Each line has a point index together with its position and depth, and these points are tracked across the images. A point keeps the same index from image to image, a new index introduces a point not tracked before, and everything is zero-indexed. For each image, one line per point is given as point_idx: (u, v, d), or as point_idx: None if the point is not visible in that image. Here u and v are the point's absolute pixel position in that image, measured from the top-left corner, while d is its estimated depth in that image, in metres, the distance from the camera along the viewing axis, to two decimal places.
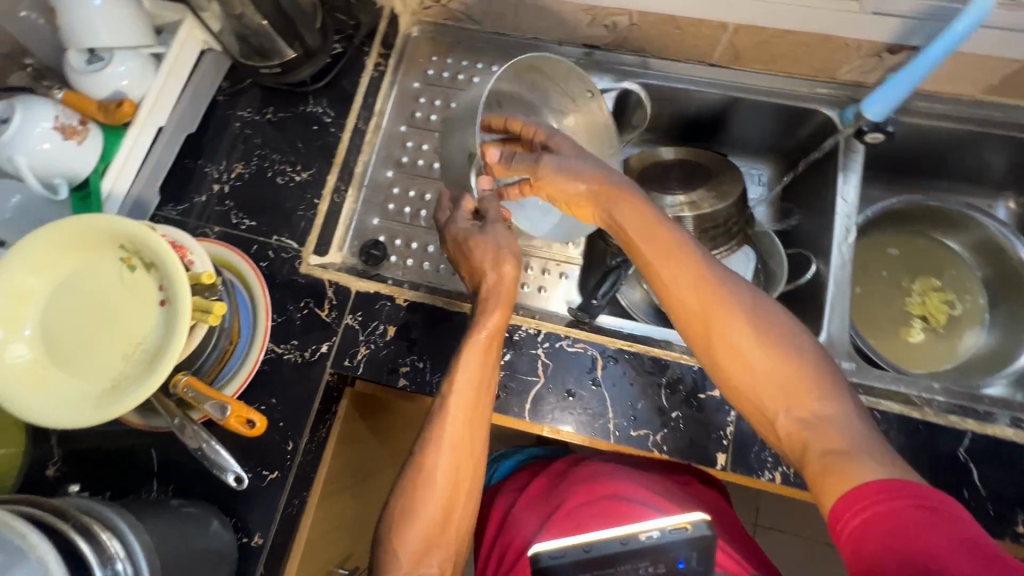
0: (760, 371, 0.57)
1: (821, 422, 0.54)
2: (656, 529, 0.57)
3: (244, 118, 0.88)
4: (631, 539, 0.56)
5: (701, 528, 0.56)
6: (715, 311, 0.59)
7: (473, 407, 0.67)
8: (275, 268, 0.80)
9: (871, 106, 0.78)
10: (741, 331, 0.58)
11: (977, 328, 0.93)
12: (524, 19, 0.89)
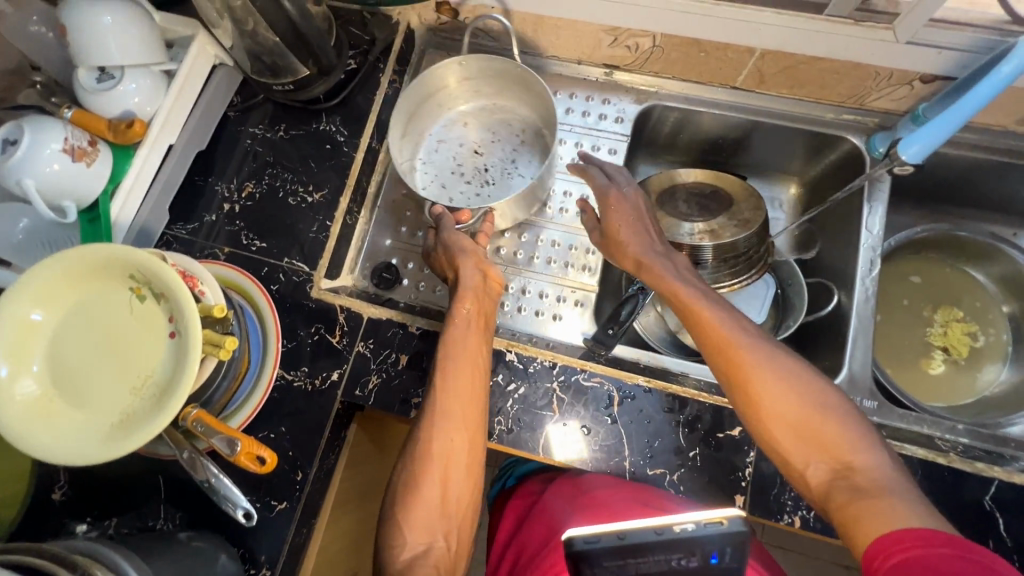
0: (794, 420, 0.58)
1: (854, 470, 0.55)
2: (691, 521, 0.49)
3: (255, 135, 0.86)
4: (665, 531, 0.49)
5: (738, 523, 0.48)
6: (750, 362, 0.61)
7: (465, 381, 0.67)
8: (286, 292, 0.78)
9: (909, 146, 0.74)
10: (774, 381, 0.60)
11: (1000, 361, 0.91)
12: (543, 38, 0.86)
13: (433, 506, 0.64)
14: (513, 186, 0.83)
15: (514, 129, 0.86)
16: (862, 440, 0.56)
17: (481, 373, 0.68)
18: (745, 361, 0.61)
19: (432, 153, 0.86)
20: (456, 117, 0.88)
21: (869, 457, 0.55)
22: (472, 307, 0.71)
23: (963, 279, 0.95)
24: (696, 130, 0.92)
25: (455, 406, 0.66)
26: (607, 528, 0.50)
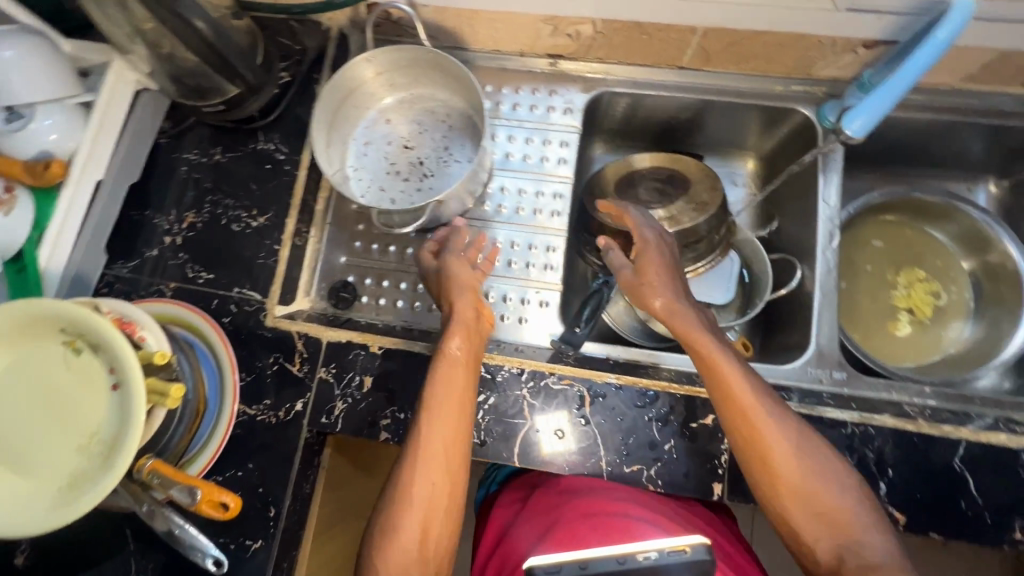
0: (807, 493, 0.59)
1: (860, 549, 0.56)
2: (654, 549, 0.51)
3: (190, 161, 0.82)
4: (628, 559, 0.50)
5: (701, 552, 0.50)
6: (771, 436, 0.60)
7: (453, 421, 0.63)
8: (240, 324, 0.75)
9: (854, 121, 0.74)
10: (791, 453, 0.59)
11: (963, 316, 0.92)
12: (482, 32, 0.83)
13: (410, 553, 0.60)
14: (452, 174, 0.83)
15: (439, 114, 0.85)
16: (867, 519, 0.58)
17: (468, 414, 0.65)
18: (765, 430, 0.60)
19: (361, 158, 0.84)
20: (376, 115, 0.85)
21: (873, 537, 0.57)
22: (462, 345, 0.66)
23: (923, 239, 0.96)
24: (648, 114, 0.90)
25: (440, 451, 0.62)
26: (570, 557, 0.51)
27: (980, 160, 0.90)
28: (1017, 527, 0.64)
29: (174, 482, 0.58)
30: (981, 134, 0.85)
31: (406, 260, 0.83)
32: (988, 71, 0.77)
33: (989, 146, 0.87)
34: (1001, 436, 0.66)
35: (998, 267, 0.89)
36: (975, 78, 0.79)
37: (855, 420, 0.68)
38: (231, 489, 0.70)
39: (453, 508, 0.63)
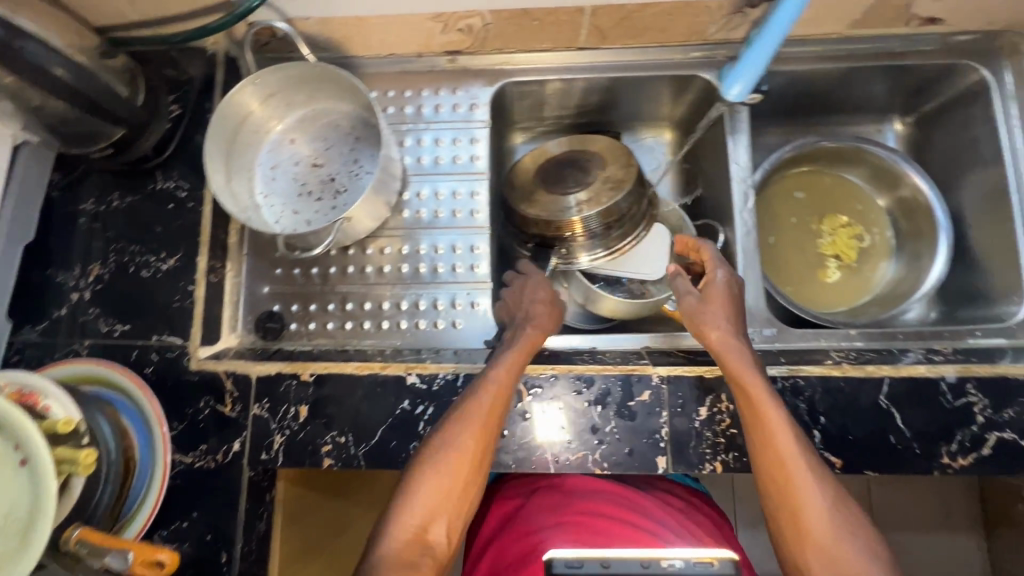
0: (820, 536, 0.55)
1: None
2: (680, 557, 0.43)
3: (87, 211, 0.78)
4: (652, 564, 0.43)
5: (729, 567, 0.43)
6: (799, 470, 0.58)
7: (487, 419, 0.63)
8: (163, 372, 0.73)
9: (731, 86, 0.78)
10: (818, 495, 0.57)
11: (886, 254, 0.95)
12: (373, 38, 0.81)
13: (418, 528, 0.58)
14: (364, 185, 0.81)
15: (343, 127, 0.83)
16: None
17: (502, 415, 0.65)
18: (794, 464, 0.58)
19: (270, 184, 0.82)
20: (279, 137, 0.83)
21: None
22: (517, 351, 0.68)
23: (841, 185, 0.98)
24: (557, 98, 0.89)
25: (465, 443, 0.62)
26: (592, 552, 0.44)
27: (882, 101, 0.92)
28: (944, 452, 0.66)
29: (108, 549, 0.55)
30: (876, 77, 0.87)
31: (331, 280, 0.82)
32: (872, 15, 0.78)
33: (888, 86, 0.89)
34: (920, 368, 0.69)
35: (909, 201, 0.92)
36: (861, 23, 0.80)
37: (784, 374, 0.69)
38: (178, 541, 0.69)
39: (457, 512, 0.60)
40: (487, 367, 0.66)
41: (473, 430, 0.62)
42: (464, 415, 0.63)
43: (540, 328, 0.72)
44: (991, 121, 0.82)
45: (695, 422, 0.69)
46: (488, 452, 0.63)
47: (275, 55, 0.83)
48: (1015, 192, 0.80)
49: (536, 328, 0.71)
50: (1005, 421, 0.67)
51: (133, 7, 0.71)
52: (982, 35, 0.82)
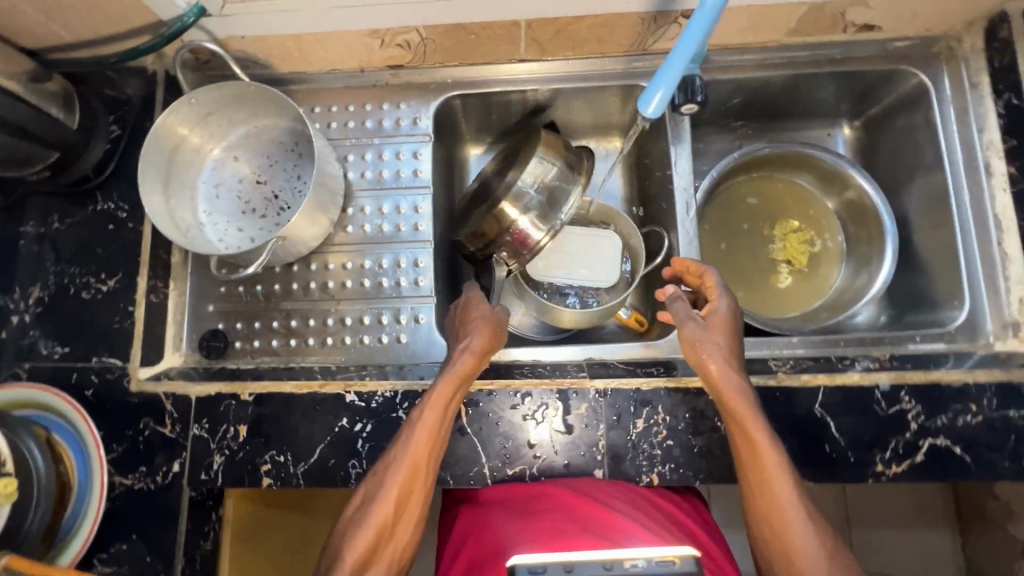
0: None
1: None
2: (643, 557, 0.46)
3: (26, 233, 0.78)
4: (615, 565, 0.45)
5: (690, 563, 0.45)
6: (787, 511, 0.57)
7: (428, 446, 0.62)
8: (104, 393, 0.73)
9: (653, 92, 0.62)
10: (810, 538, 0.56)
11: (835, 258, 0.95)
12: (312, 54, 0.81)
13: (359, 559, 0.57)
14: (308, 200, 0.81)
15: (287, 143, 0.83)
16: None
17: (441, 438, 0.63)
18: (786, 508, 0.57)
19: (213, 202, 0.81)
20: (221, 154, 0.82)
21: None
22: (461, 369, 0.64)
23: (790, 189, 0.98)
24: (503, 109, 0.89)
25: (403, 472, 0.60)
26: (556, 559, 0.47)
27: (828, 107, 0.93)
28: (877, 460, 0.67)
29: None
30: (819, 83, 0.87)
31: (275, 297, 0.82)
32: (808, 23, 0.79)
33: (835, 91, 0.89)
34: (855, 376, 0.69)
35: (855, 204, 0.92)
36: (799, 31, 0.81)
37: None
38: (118, 564, 0.69)
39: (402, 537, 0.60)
40: (428, 390, 0.63)
41: (402, 475, 0.60)
42: (395, 461, 0.61)
43: (483, 340, 0.67)
44: (931, 126, 0.82)
45: (631, 434, 0.69)
46: (421, 497, 0.61)
47: (217, 73, 0.83)
48: (954, 197, 0.80)
49: (473, 350, 0.66)
50: (937, 427, 0.67)
51: (66, 29, 0.71)
52: (920, 41, 0.82)
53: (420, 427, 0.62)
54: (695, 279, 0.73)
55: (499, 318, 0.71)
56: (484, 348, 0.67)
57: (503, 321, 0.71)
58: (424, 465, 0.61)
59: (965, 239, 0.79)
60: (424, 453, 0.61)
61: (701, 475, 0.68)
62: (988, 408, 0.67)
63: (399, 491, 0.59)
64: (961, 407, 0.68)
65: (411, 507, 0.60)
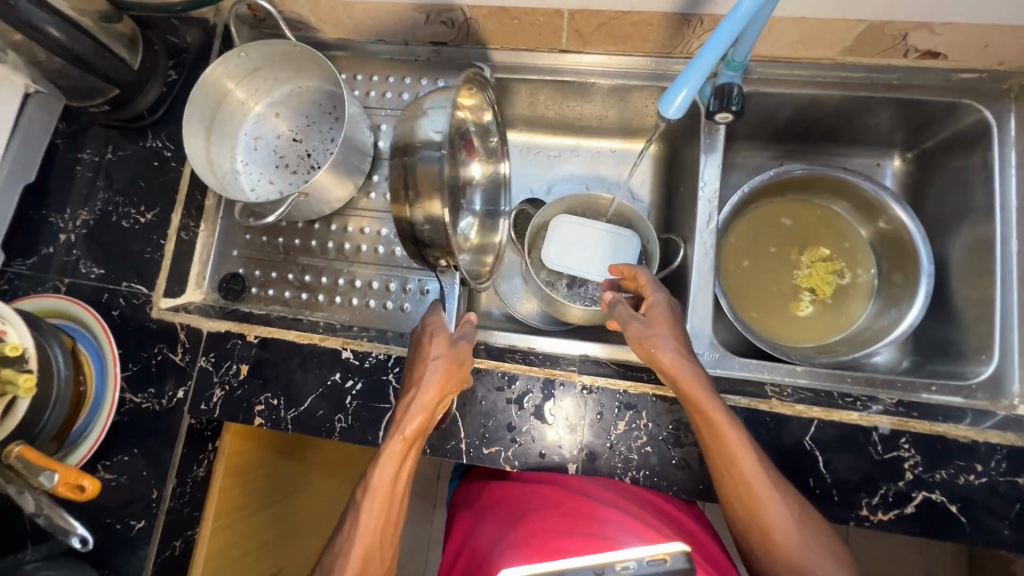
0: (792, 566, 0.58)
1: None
2: (633, 558, 0.46)
3: (84, 160, 0.84)
4: (605, 570, 0.46)
5: (679, 561, 0.46)
6: (785, 538, 0.58)
7: (384, 511, 0.60)
8: (127, 315, 0.79)
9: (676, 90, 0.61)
10: (791, 525, 0.58)
11: (864, 293, 0.90)
12: (361, 23, 0.83)
13: None
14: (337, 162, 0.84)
15: (326, 106, 0.86)
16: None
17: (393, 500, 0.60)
18: (765, 502, 0.58)
19: (251, 153, 0.86)
20: (265, 109, 0.86)
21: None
22: (405, 433, 0.60)
23: (825, 216, 0.93)
24: (538, 97, 0.89)
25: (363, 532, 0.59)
26: (545, 568, 0.48)
27: (880, 134, 0.88)
28: (863, 504, 0.64)
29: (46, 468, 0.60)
30: (872, 107, 0.82)
31: (294, 251, 0.86)
32: (864, 43, 0.75)
33: (890, 118, 0.84)
34: (854, 415, 0.66)
35: (892, 238, 0.87)
36: (855, 51, 0.77)
37: None
38: (118, 473, 0.75)
39: None
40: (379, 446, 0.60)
41: (359, 553, 0.58)
42: (349, 537, 0.58)
43: (429, 397, 0.61)
44: (987, 167, 0.77)
45: (611, 435, 0.69)
46: (380, 566, 0.60)
47: (272, 32, 0.87)
48: (999, 246, 0.75)
49: (422, 406, 0.61)
50: (934, 481, 0.64)
51: None
52: (990, 74, 0.76)
53: (367, 504, 0.59)
54: (633, 282, 0.74)
55: (459, 362, 0.64)
56: (435, 402, 0.62)
57: (463, 365, 0.64)
58: (379, 537, 0.60)
59: (1004, 292, 0.74)
60: (376, 524, 0.59)
61: (675, 487, 0.67)
62: (995, 472, 0.63)
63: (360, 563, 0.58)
64: (966, 465, 0.64)
65: (376, 569, 0.60)
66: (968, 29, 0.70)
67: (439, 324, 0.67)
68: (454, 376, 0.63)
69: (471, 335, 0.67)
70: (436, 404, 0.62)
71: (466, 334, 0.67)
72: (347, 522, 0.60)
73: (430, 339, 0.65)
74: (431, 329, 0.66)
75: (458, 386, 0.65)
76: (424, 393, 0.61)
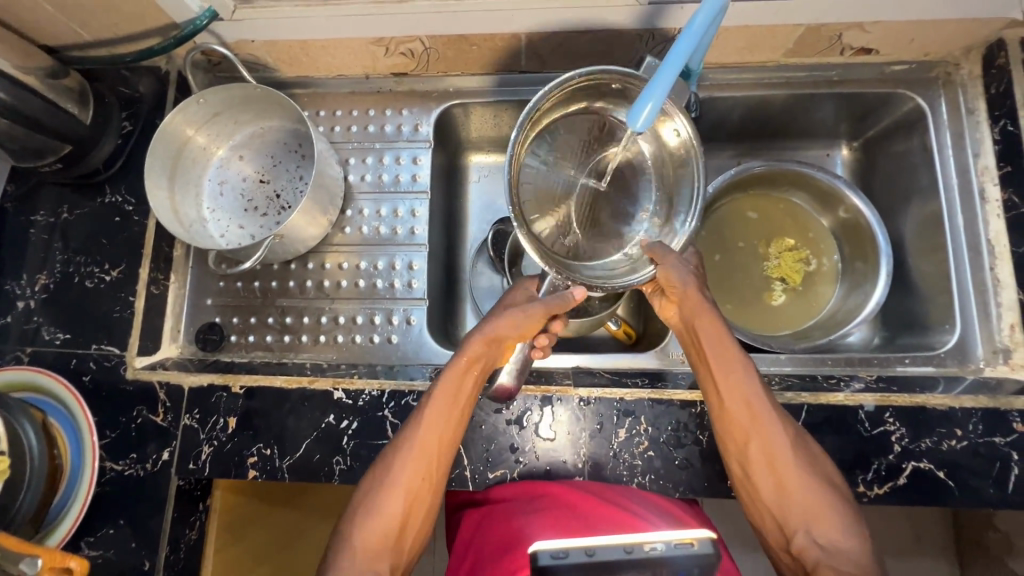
0: (789, 493, 0.61)
1: (835, 548, 0.58)
2: (661, 540, 0.47)
3: (37, 222, 0.80)
4: (635, 549, 0.45)
5: (706, 545, 0.46)
6: (796, 477, 0.61)
7: (439, 433, 0.62)
8: (100, 380, 0.75)
9: (638, 109, 0.59)
10: (790, 452, 0.62)
11: (831, 280, 0.94)
12: (319, 60, 0.83)
13: (367, 550, 0.57)
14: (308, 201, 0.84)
15: (291, 145, 0.86)
16: (847, 520, 0.59)
17: (454, 425, 0.63)
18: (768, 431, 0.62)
19: (217, 198, 0.84)
20: (227, 153, 0.85)
21: (848, 536, 0.58)
22: (470, 359, 0.64)
23: (787, 208, 0.97)
24: (503, 119, 0.90)
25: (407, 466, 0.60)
26: (576, 544, 0.47)
27: (827, 127, 0.93)
28: (859, 480, 0.67)
29: (26, 556, 0.54)
30: (818, 102, 0.87)
31: (271, 294, 0.84)
32: (803, 45, 0.79)
33: (835, 111, 0.89)
34: (839, 396, 0.69)
35: (851, 226, 0.92)
36: (796, 52, 0.81)
37: (704, 399, 0.70)
38: (105, 548, 0.71)
39: (413, 528, 0.60)
40: (442, 372, 0.63)
41: (411, 470, 0.60)
42: (401, 456, 0.60)
43: (497, 331, 0.65)
44: (927, 149, 0.83)
45: (613, 444, 0.70)
46: (428, 490, 0.61)
47: (228, 74, 0.86)
48: (947, 222, 0.80)
49: (483, 335, 0.64)
50: (920, 450, 0.67)
51: (84, 28, 0.74)
52: (918, 65, 0.82)
53: (424, 411, 0.62)
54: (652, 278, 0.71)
55: (526, 310, 0.65)
56: (495, 334, 0.65)
57: (530, 314, 0.65)
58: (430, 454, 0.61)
59: (957, 265, 0.79)
60: (429, 440, 0.61)
61: (681, 488, 0.69)
62: (974, 434, 0.67)
63: (416, 475, 0.60)
64: (947, 431, 0.67)
65: (423, 492, 0.60)
66: (894, 26, 0.75)
67: (525, 285, 0.69)
68: (520, 321, 0.65)
69: (555, 303, 0.65)
70: (495, 338, 0.65)
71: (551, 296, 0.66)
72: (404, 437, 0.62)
73: (512, 292, 0.69)
74: (518, 286, 0.69)
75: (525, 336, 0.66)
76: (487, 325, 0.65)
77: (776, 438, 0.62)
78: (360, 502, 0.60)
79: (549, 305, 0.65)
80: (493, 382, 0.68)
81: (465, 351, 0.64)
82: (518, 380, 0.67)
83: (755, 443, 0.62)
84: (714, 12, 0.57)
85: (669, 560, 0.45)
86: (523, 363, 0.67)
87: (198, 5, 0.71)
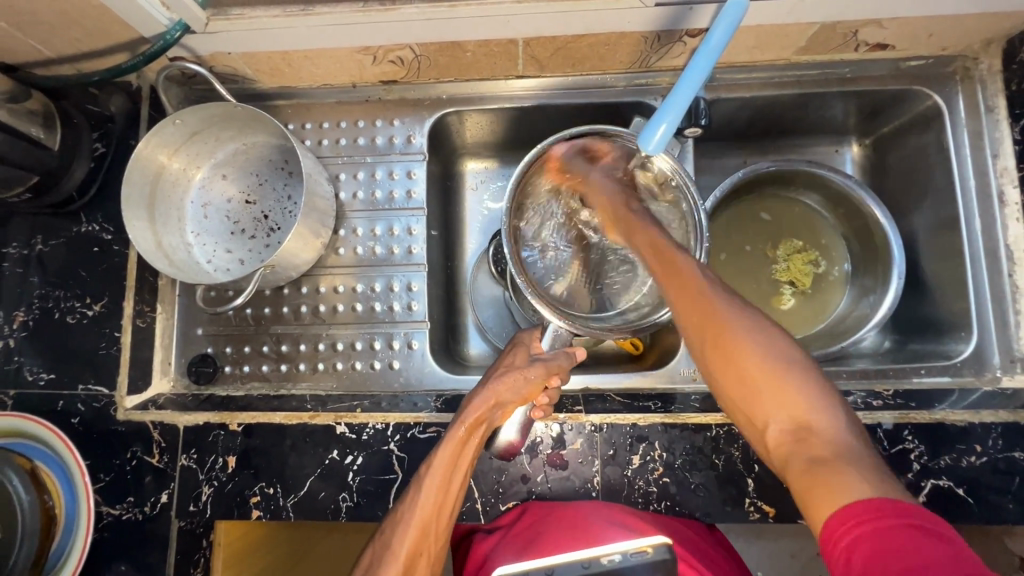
0: (750, 374, 0.48)
1: (814, 433, 0.44)
2: (619, 551, 0.58)
3: (9, 256, 0.75)
4: (592, 563, 0.57)
5: (661, 552, 0.57)
6: (733, 320, 0.51)
7: (440, 495, 0.58)
8: (90, 422, 0.72)
9: (650, 136, 0.62)
10: (742, 322, 0.51)
11: (840, 285, 0.92)
12: (302, 70, 0.77)
13: None
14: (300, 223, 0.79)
15: (277, 162, 0.81)
16: (822, 398, 0.46)
17: (458, 492, 0.59)
18: (723, 321, 0.51)
19: (201, 222, 0.79)
20: (209, 172, 0.80)
21: (831, 420, 0.45)
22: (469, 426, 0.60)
23: (795, 210, 0.95)
24: (500, 126, 0.86)
25: (412, 515, 0.57)
26: (542, 564, 0.58)
27: (839, 122, 0.89)
28: None
29: None
30: (832, 99, 0.83)
31: (265, 322, 0.81)
32: (816, 43, 0.74)
33: (846, 109, 0.85)
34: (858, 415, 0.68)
35: (864, 230, 0.88)
36: (808, 50, 0.76)
37: (719, 422, 0.68)
38: None
39: None
40: (438, 442, 0.59)
41: (414, 528, 0.56)
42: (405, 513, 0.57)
43: (497, 398, 0.62)
44: (944, 148, 0.79)
45: (627, 470, 0.68)
46: (433, 554, 0.57)
47: (204, 87, 0.80)
48: (965, 226, 0.77)
49: (484, 398, 0.62)
50: (939, 468, 0.67)
51: (44, 45, 0.67)
52: (934, 60, 0.78)
53: (427, 483, 0.58)
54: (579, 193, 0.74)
55: (529, 375, 0.63)
56: (496, 398, 0.62)
57: (531, 378, 0.63)
58: (434, 521, 0.57)
59: (974, 272, 0.77)
60: (433, 508, 0.57)
61: (698, 513, 0.67)
62: (993, 450, 0.66)
63: (419, 538, 0.56)
64: (966, 447, 0.67)
65: (429, 553, 0.56)
66: (913, 22, 0.70)
67: (526, 340, 0.68)
68: (523, 385, 0.63)
69: (557, 362, 0.66)
70: (498, 403, 0.62)
71: (551, 357, 0.66)
72: (404, 499, 0.59)
73: (511, 350, 0.67)
74: (517, 342, 0.68)
75: (526, 398, 0.64)
76: (488, 391, 0.63)
77: (693, 291, 0.54)
78: (365, 568, 0.56)
79: (551, 366, 0.65)
80: (494, 439, 0.66)
81: (466, 411, 0.61)
82: (524, 435, 0.66)
83: (714, 340, 0.51)
84: (731, 32, 0.56)
85: (623, 568, 0.56)
86: (524, 423, 0.65)
87: (167, 17, 0.63)
